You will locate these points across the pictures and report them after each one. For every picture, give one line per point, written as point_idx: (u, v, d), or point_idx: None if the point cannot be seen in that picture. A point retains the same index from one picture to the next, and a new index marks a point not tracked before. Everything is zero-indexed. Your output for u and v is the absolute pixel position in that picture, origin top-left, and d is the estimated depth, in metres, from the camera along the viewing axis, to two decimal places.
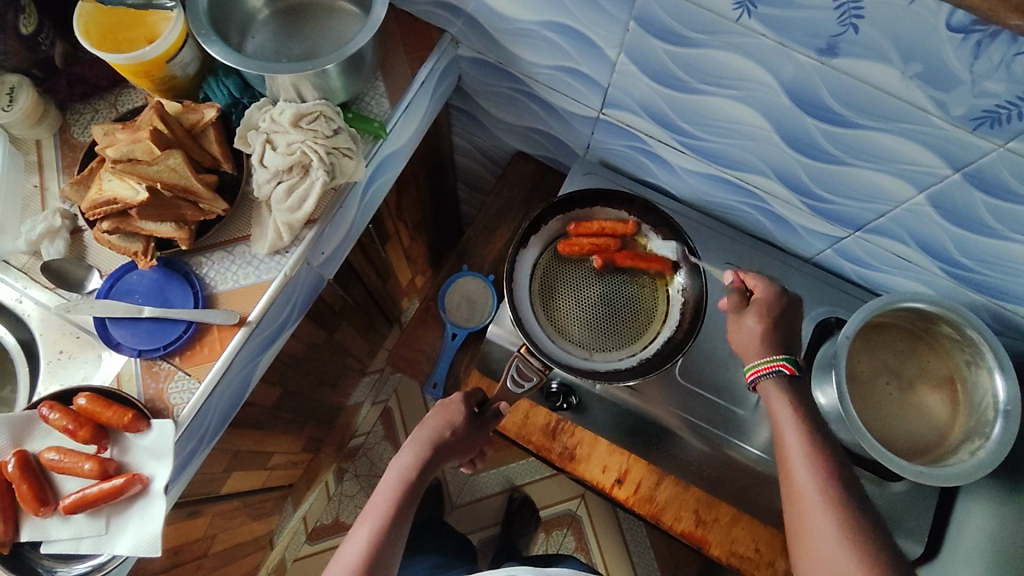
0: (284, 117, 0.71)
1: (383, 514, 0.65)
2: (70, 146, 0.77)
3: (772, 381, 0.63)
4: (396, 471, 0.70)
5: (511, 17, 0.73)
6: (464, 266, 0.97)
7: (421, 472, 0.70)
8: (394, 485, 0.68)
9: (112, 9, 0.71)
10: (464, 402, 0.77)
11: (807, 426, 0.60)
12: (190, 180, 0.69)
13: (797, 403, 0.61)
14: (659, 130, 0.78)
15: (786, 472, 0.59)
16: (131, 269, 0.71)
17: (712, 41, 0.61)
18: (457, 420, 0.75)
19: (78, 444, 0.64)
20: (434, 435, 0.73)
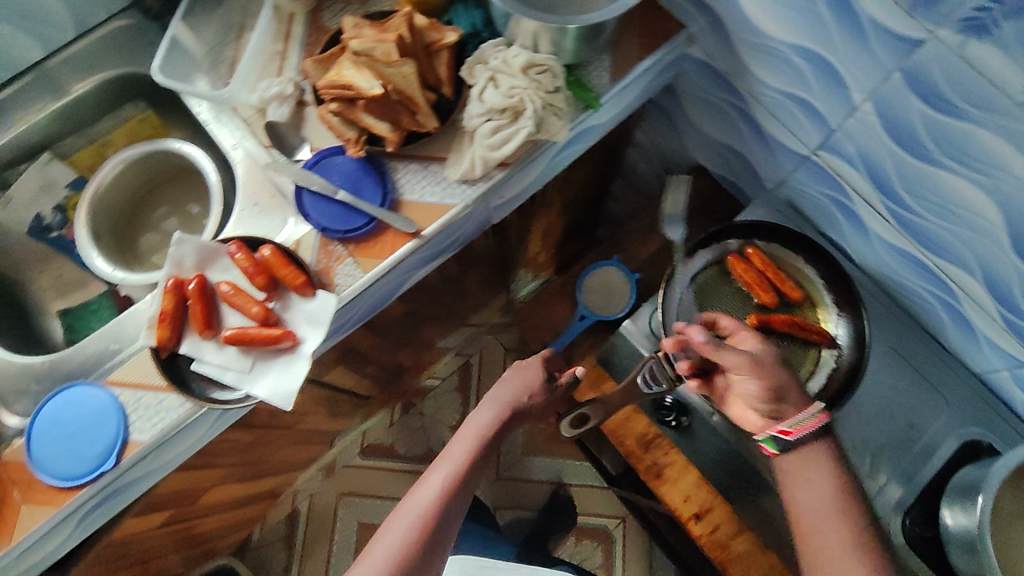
0: (516, 61, 0.73)
1: (461, 463, 0.68)
2: (316, 27, 0.82)
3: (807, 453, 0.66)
4: (477, 425, 0.73)
5: (765, 33, 0.71)
6: (615, 257, 0.96)
7: (500, 428, 0.73)
8: (475, 435, 0.71)
9: None
10: (538, 360, 0.79)
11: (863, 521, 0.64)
12: (416, 90, 0.72)
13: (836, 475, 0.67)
14: (871, 190, 0.75)
15: (805, 530, 0.64)
16: (337, 152, 0.75)
17: (977, 119, 0.58)
18: (536, 391, 0.76)
19: (248, 286, 0.70)
20: (516, 397, 0.75)
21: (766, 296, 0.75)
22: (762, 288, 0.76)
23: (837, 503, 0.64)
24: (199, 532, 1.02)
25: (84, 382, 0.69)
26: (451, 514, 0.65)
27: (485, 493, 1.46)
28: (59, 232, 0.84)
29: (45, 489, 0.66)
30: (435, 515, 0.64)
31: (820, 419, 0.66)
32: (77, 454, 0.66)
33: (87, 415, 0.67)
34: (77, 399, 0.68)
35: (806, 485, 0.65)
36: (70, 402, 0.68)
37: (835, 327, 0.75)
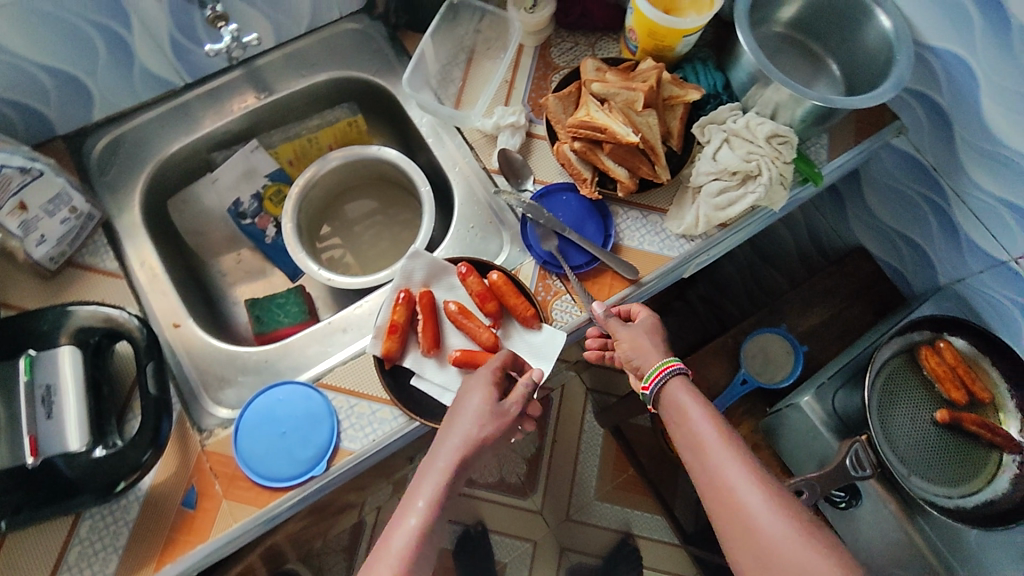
0: (760, 129, 0.74)
1: (418, 525, 0.55)
2: (545, 61, 0.80)
3: (676, 380, 0.62)
4: (460, 439, 0.58)
5: (1002, 140, 0.72)
6: (783, 325, 0.98)
7: (466, 470, 0.58)
8: (434, 487, 0.57)
9: None
10: (490, 377, 0.62)
11: (709, 411, 0.60)
12: (658, 141, 0.72)
13: (702, 399, 0.61)
14: None
15: (704, 458, 0.57)
16: (564, 189, 0.75)
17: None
18: (491, 422, 0.60)
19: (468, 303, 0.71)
20: (473, 433, 0.59)
21: (958, 392, 0.76)
22: (954, 385, 0.76)
23: (723, 438, 0.58)
24: (298, 539, 0.97)
25: (296, 381, 0.68)
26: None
27: (549, 534, 1.36)
28: (251, 220, 0.83)
29: (248, 487, 0.63)
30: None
31: (667, 376, 0.62)
32: (286, 456, 0.64)
33: (297, 417, 0.66)
34: (289, 398, 0.66)
35: (675, 409, 0.61)
36: (281, 400, 0.66)
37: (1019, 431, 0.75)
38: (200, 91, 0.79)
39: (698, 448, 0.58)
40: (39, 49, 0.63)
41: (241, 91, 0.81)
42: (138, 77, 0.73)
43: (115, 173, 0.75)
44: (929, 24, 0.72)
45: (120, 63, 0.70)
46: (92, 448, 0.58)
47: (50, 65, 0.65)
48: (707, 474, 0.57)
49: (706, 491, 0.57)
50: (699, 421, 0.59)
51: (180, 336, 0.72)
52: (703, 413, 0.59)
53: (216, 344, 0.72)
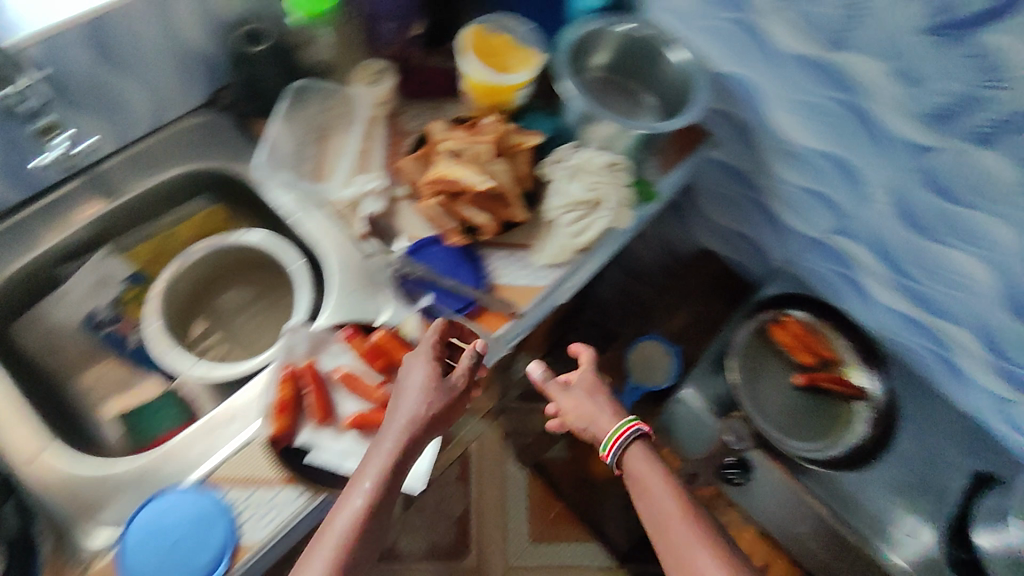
0: (597, 160, 0.82)
1: (363, 503, 0.59)
2: (394, 128, 0.84)
3: (636, 444, 0.69)
4: (405, 417, 0.64)
5: (791, 139, 0.86)
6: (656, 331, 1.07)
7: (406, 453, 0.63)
8: (378, 468, 0.61)
9: (486, 37, 0.84)
10: (432, 366, 0.66)
11: (670, 482, 0.67)
12: (511, 184, 0.78)
13: (665, 468, 0.68)
14: (877, 262, 0.88)
15: (667, 532, 0.64)
16: (432, 241, 0.78)
17: (949, 207, 0.75)
18: (436, 399, 0.65)
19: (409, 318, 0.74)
20: (419, 415, 0.64)
21: (805, 357, 0.88)
22: (800, 351, 0.89)
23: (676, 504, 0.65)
24: None
25: (182, 486, 0.64)
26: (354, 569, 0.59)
27: None
28: (109, 328, 0.80)
29: None
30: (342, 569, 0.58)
31: (622, 436, 0.69)
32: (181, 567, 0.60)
33: (186, 523, 0.61)
34: (176, 503, 0.62)
35: (635, 476, 0.68)
36: (169, 507, 0.62)
37: (865, 379, 0.87)
38: (35, 207, 0.75)
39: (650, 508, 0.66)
40: None
41: (85, 197, 0.78)
42: None
43: None
44: (714, 53, 0.86)
45: None
46: None
47: None
48: (671, 546, 0.63)
49: (667, 557, 0.63)
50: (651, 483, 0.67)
51: (37, 470, 0.65)
52: (654, 480, 0.67)
53: (81, 467, 0.66)
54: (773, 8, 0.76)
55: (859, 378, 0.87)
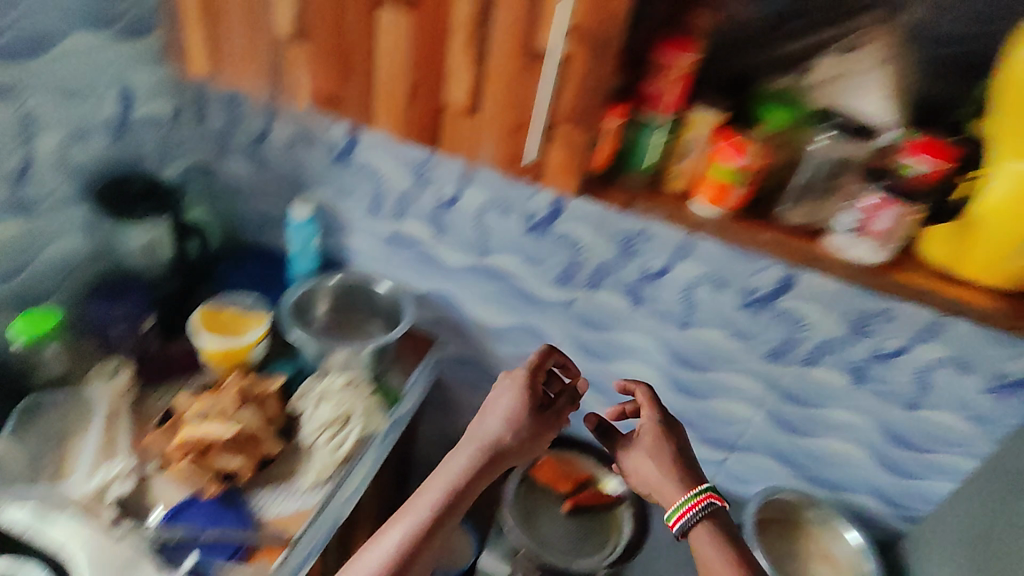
0: (335, 384, 0.95)
1: (425, 519, 0.71)
2: (139, 411, 0.91)
3: (699, 522, 0.73)
4: (499, 419, 0.78)
5: (488, 323, 1.10)
6: None
7: (527, 445, 0.78)
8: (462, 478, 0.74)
9: (216, 315, 0.99)
10: (525, 378, 0.82)
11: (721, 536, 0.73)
12: (260, 424, 0.87)
13: (717, 534, 0.73)
14: (592, 393, 1.10)
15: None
16: (190, 503, 0.82)
17: (603, 335, 1.02)
18: (519, 423, 0.78)
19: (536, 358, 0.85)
20: (518, 417, 0.78)
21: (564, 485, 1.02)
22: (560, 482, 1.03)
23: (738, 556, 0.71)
24: None
25: None
26: (426, 543, 0.70)
27: None
28: None
29: None
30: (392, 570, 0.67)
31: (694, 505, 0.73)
32: None
33: None
34: None
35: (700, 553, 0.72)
36: None
37: (614, 485, 1.03)
38: None
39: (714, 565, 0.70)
40: None
41: None
42: None
43: None
44: (411, 279, 1.11)
45: None
46: None
47: None
48: None
49: None
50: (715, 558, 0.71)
51: None
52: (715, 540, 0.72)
53: None
54: (435, 240, 1.04)
55: (612, 484, 1.04)
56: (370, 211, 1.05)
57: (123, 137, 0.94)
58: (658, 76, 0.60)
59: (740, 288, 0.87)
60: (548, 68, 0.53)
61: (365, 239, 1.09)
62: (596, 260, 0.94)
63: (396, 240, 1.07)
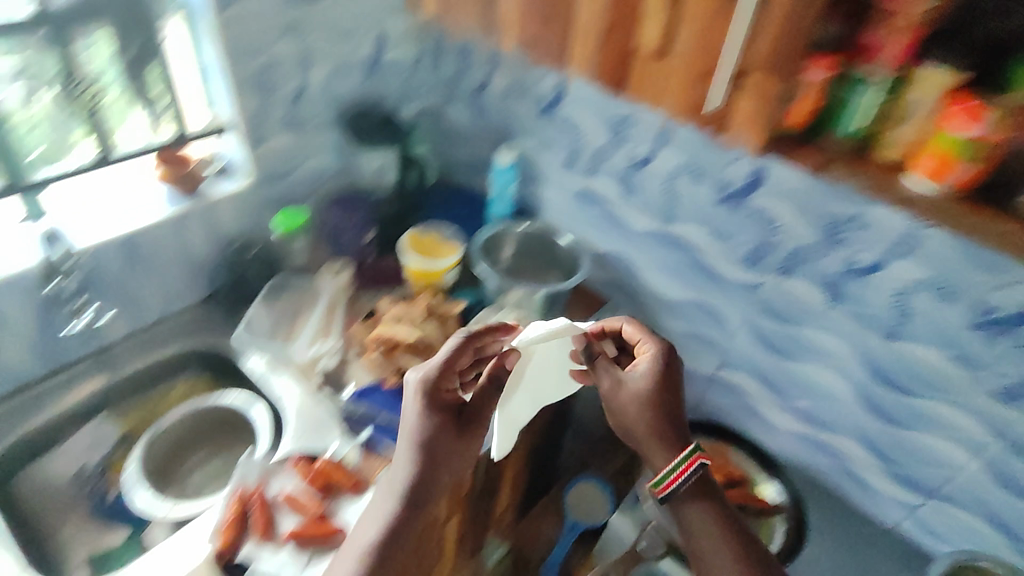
0: (508, 319, 1.03)
1: (411, 472, 0.71)
2: (353, 308, 1.07)
3: (690, 480, 0.75)
4: (411, 428, 0.72)
5: (666, 295, 1.08)
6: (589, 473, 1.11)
7: (424, 475, 0.71)
8: (401, 490, 0.71)
9: (424, 235, 1.13)
10: (443, 415, 0.73)
11: (702, 509, 0.73)
12: (439, 338, 0.98)
13: (701, 507, 0.73)
14: (764, 388, 1.03)
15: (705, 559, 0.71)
16: (375, 387, 0.95)
17: (789, 328, 0.95)
18: (441, 427, 0.72)
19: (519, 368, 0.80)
20: (409, 444, 0.72)
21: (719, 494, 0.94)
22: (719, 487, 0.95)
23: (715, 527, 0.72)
24: None
25: None
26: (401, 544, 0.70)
27: None
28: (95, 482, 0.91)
29: None
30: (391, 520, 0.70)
31: (692, 464, 0.74)
32: None
33: None
34: None
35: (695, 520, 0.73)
36: None
37: (772, 489, 0.96)
38: (56, 380, 0.93)
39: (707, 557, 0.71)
40: None
41: (89, 376, 0.95)
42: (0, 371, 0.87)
43: None
44: (595, 239, 1.13)
45: None
46: None
47: None
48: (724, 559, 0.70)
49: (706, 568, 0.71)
50: (700, 519, 0.73)
51: None
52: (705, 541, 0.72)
53: None
54: (622, 199, 1.05)
55: (771, 493, 0.96)
56: (568, 167, 1.11)
57: (375, 75, 1.11)
58: (879, 23, 0.57)
59: (974, 302, 0.75)
60: (748, 6, 0.51)
61: (559, 194, 1.14)
62: (793, 243, 0.88)
63: (586, 197, 1.10)
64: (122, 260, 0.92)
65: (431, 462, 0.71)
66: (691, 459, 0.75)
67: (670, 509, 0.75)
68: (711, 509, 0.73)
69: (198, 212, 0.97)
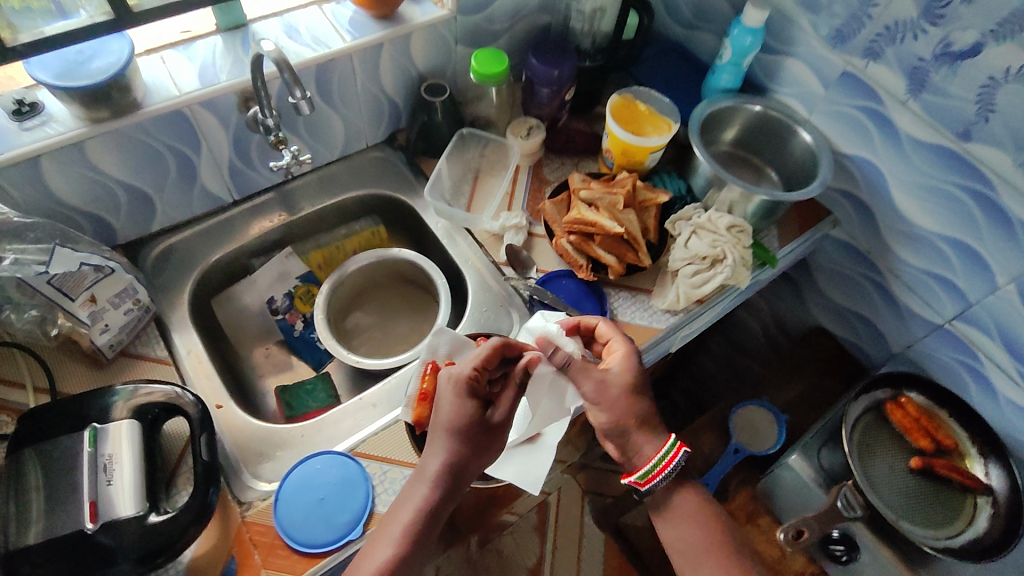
0: (720, 221, 0.88)
1: (444, 463, 0.63)
2: (540, 178, 0.96)
3: (666, 477, 0.70)
4: (450, 414, 0.64)
5: (915, 223, 0.88)
6: (761, 399, 1.06)
7: (468, 459, 0.64)
8: (433, 478, 0.63)
9: (630, 102, 0.93)
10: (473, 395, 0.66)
11: (686, 517, 0.71)
12: (640, 233, 0.85)
13: (683, 512, 0.71)
14: (1007, 357, 0.86)
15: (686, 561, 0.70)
16: (563, 276, 0.86)
17: None
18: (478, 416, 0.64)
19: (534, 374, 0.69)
20: (449, 431, 0.64)
21: (920, 462, 0.84)
22: (920, 456, 0.85)
23: (702, 530, 0.70)
24: None
25: (333, 450, 0.73)
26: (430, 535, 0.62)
27: None
28: (281, 316, 0.91)
29: (287, 555, 0.66)
30: (423, 510, 0.62)
31: (671, 457, 0.70)
32: (324, 521, 0.67)
33: (335, 483, 0.70)
34: (324, 468, 0.71)
35: (675, 521, 0.71)
36: (318, 470, 0.71)
37: (985, 468, 0.85)
38: (243, 207, 0.91)
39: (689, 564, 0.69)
40: (117, 169, 0.75)
41: (275, 209, 0.92)
42: (196, 195, 0.85)
43: (166, 278, 0.85)
44: (839, 137, 0.91)
45: (184, 181, 0.82)
46: (149, 513, 0.62)
47: (126, 183, 0.77)
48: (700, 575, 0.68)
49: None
50: (681, 525, 0.70)
51: (220, 416, 0.75)
52: (681, 542, 0.70)
53: (256, 421, 0.76)
54: (903, 99, 0.81)
55: (982, 473, 0.85)
56: (833, 43, 0.85)
57: None
58: None
59: None
60: None
61: (808, 74, 0.90)
62: None
63: (847, 86, 0.86)
64: (315, 90, 0.83)
65: (468, 452, 0.64)
66: (673, 449, 0.70)
67: (648, 498, 0.73)
68: (694, 516, 0.71)
69: (394, 41, 0.84)
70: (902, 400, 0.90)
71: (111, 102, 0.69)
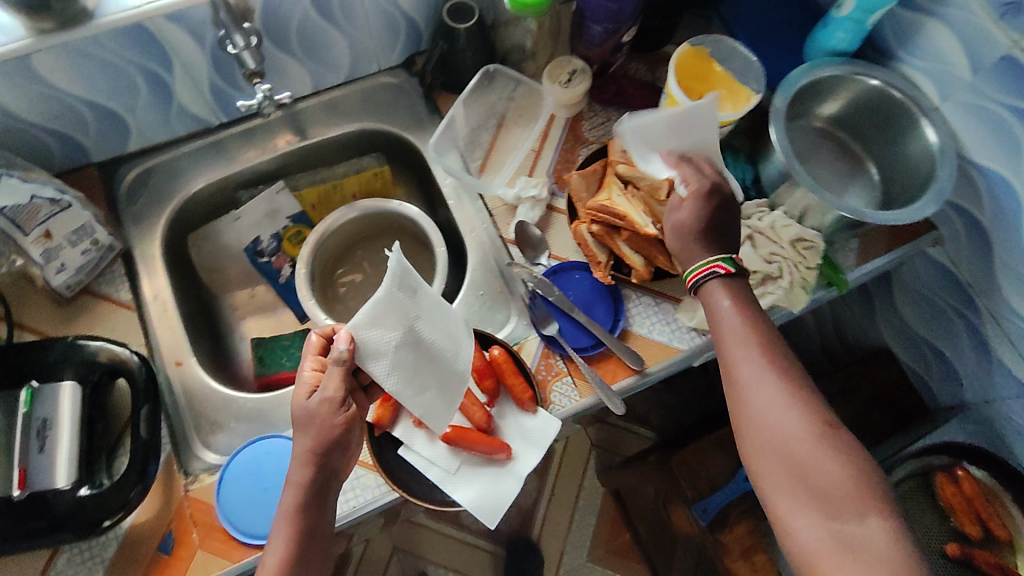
0: (785, 231, 0.70)
1: (307, 450, 0.54)
2: (575, 136, 0.78)
3: (715, 280, 0.58)
4: (305, 399, 0.56)
5: None
6: None
7: (336, 442, 0.55)
8: (302, 468, 0.55)
9: (703, 54, 0.72)
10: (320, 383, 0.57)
11: (740, 305, 0.57)
12: None
13: (735, 298, 0.58)
14: None
15: (726, 356, 0.56)
16: (578, 269, 0.73)
17: None
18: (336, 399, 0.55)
19: (368, 359, 0.56)
20: (306, 420, 0.55)
21: (957, 549, 0.72)
22: (957, 542, 0.72)
23: (746, 325, 0.56)
24: None
25: (282, 435, 0.67)
26: (321, 526, 0.55)
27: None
28: (268, 258, 0.84)
29: (221, 537, 0.63)
30: (298, 495, 0.54)
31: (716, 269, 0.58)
32: (261, 510, 0.63)
33: (281, 472, 0.65)
34: (277, 452, 0.66)
35: (712, 311, 0.59)
36: (269, 453, 0.66)
37: None
38: (234, 131, 0.81)
39: (737, 357, 0.56)
40: (78, 86, 0.65)
41: (275, 133, 0.82)
42: (175, 115, 0.75)
43: (141, 206, 0.77)
44: (971, 139, 0.69)
45: (159, 101, 0.72)
46: (79, 487, 0.59)
47: (92, 101, 0.68)
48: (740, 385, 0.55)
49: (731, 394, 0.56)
50: (726, 303, 0.58)
51: (182, 373, 0.72)
52: (727, 326, 0.57)
53: (216, 387, 0.72)
54: None
55: None
56: (1001, 12, 0.61)
57: None
58: None
59: None
60: None
61: (955, 48, 0.66)
62: None
63: (1001, 75, 0.63)
64: (309, 5, 0.68)
65: (335, 434, 0.55)
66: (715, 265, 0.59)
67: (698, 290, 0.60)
68: (745, 303, 0.58)
69: None
70: (960, 474, 0.75)
71: (54, 11, 0.57)
